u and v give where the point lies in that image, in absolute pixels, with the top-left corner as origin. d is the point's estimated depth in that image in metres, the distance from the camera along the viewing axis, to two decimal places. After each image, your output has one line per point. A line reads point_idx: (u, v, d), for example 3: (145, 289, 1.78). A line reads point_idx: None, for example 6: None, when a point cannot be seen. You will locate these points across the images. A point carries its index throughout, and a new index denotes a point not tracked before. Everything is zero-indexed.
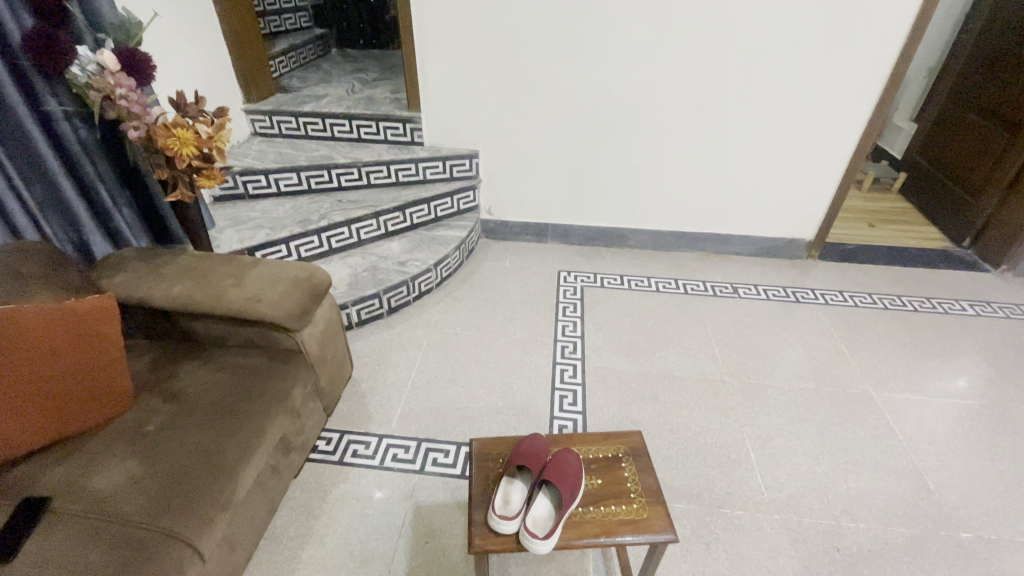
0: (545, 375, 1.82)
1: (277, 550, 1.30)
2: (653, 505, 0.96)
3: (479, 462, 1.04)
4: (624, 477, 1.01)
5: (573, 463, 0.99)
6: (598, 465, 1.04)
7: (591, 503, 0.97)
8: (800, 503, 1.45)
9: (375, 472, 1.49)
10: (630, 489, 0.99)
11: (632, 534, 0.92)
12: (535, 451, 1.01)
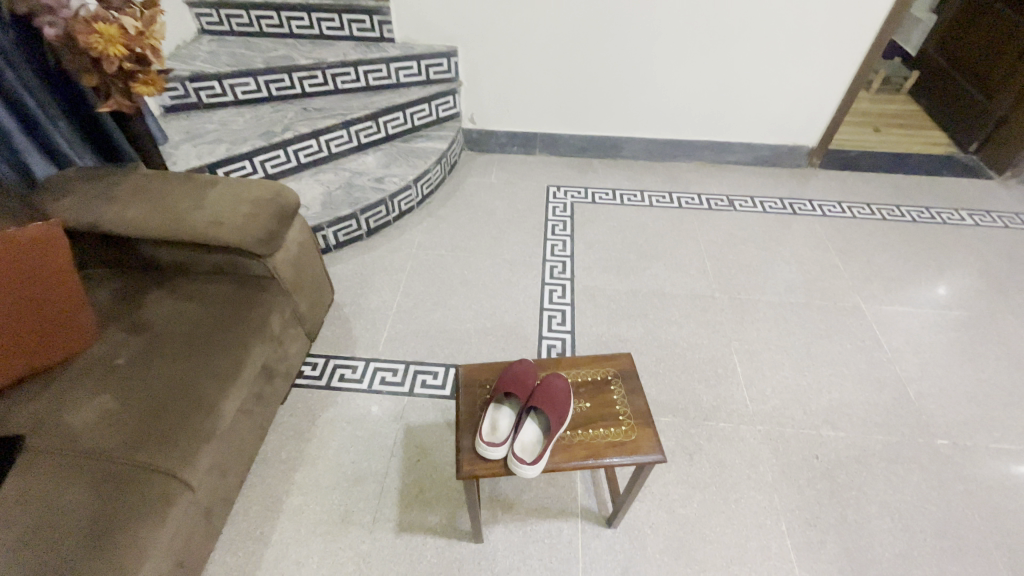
0: (534, 295, 1.78)
1: (271, 472, 1.32)
2: (642, 426, 0.95)
3: (466, 389, 1.01)
4: (614, 400, 0.99)
5: (563, 390, 0.96)
6: (587, 388, 1.01)
7: (579, 426, 0.95)
8: (784, 414, 1.49)
9: (363, 396, 1.48)
10: (619, 412, 0.97)
11: (620, 456, 0.91)
12: (524, 377, 0.98)
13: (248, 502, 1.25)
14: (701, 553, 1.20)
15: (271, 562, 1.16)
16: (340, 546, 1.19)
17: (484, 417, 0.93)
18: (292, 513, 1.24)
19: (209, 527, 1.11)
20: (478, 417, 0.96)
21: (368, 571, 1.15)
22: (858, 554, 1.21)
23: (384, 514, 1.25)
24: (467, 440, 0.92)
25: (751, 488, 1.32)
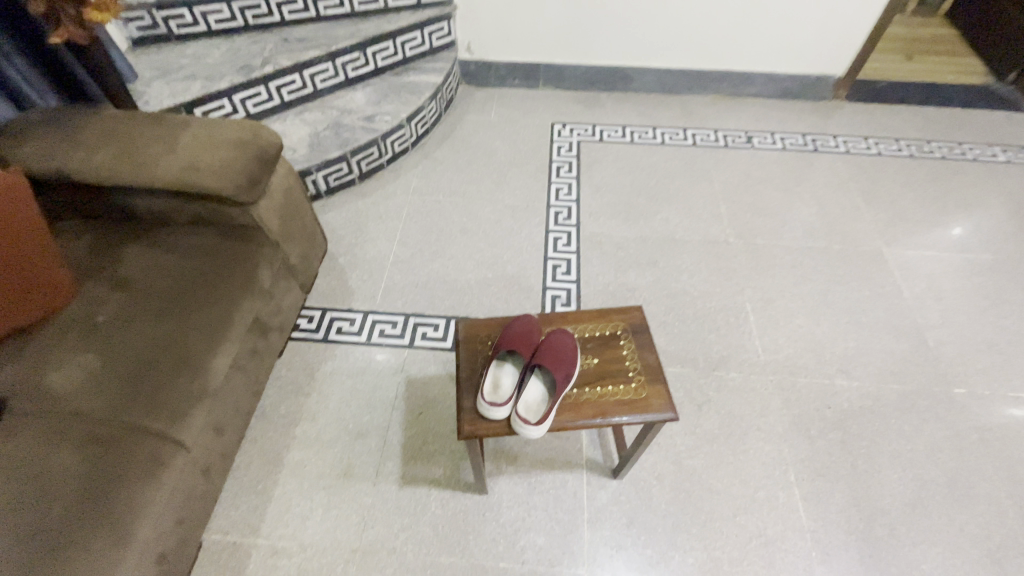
0: (537, 243, 1.69)
1: (271, 427, 1.29)
2: (653, 384, 0.89)
3: (466, 346, 0.95)
4: (624, 355, 0.92)
5: (569, 348, 0.89)
6: (595, 344, 0.94)
7: (587, 384, 0.89)
8: (797, 364, 1.43)
9: (362, 349, 1.43)
10: (629, 368, 0.91)
11: (629, 414, 0.85)
12: (526, 335, 0.92)
13: (249, 457, 1.24)
14: (708, 503, 1.19)
15: (275, 516, 1.16)
16: (344, 499, 1.18)
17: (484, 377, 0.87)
18: (294, 468, 1.23)
19: (209, 483, 1.10)
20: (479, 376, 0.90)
21: (373, 523, 1.15)
22: (867, 503, 1.19)
23: (387, 467, 1.23)
24: (467, 400, 0.87)
25: (760, 439, 1.28)
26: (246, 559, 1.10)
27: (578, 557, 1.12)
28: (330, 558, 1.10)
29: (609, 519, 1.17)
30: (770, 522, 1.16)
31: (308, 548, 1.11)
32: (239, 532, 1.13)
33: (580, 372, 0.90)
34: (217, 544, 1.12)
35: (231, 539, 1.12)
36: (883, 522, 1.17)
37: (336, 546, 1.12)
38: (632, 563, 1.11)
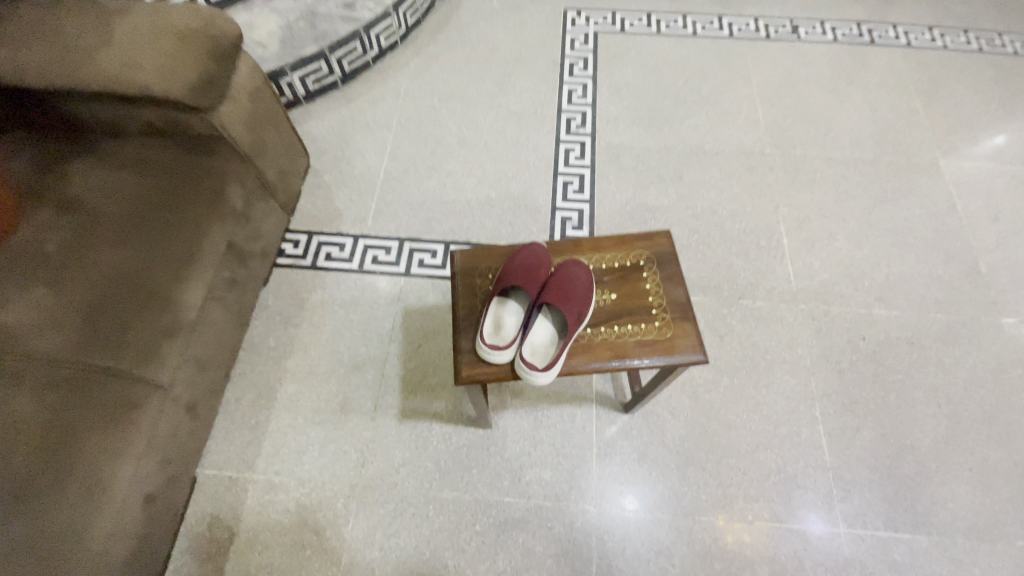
0: (546, 156, 1.49)
1: (260, 361, 1.21)
2: (679, 322, 0.76)
3: (464, 280, 0.82)
4: (647, 291, 0.79)
5: (584, 284, 0.77)
6: (613, 276, 0.81)
7: (602, 324, 0.77)
8: (831, 291, 1.30)
9: (354, 277, 1.31)
10: (653, 306, 0.78)
11: (650, 358, 0.74)
12: (534, 268, 0.79)
13: (239, 391, 1.17)
14: (725, 439, 1.11)
15: (270, 451, 1.11)
16: (341, 434, 1.12)
17: (485, 315, 0.75)
18: (287, 403, 1.16)
19: (197, 421, 1.05)
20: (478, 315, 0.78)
21: (373, 458, 1.10)
22: (896, 441, 1.12)
23: (386, 401, 1.16)
24: (464, 342, 0.76)
25: (785, 373, 1.19)
26: (243, 494, 1.07)
27: (586, 492, 1.07)
28: (329, 493, 1.07)
29: (620, 455, 1.10)
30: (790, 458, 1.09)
31: (306, 483, 1.08)
32: (234, 467, 1.09)
33: (594, 310, 0.78)
34: (213, 480, 1.08)
35: (226, 474, 1.09)
36: (911, 460, 1.10)
37: (335, 482, 1.08)
38: (643, 499, 1.06)
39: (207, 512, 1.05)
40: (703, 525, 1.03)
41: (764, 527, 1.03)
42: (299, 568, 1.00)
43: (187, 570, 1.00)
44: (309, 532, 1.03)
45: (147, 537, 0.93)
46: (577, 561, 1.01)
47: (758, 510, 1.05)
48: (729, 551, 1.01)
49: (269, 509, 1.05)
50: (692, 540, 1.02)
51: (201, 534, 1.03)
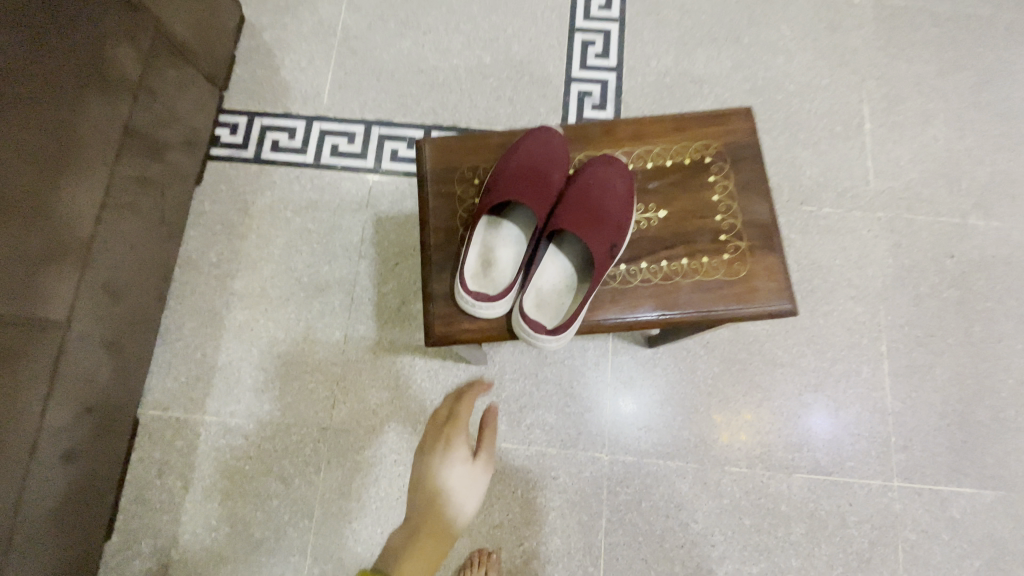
0: (559, 6, 1.11)
1: (201, 280, 0.98)
2: (758, 256, 0.54)
3: (438, 186, 0.58)
4: (715, 205, 0.56)
5: (618, 203, 0.54)
6: (666, 182, 0.57)
7: (645, 255, 0.55)
8: (917, 196, 1.02)
9: (310, 173, 1.03)
10: (722, 228, 0.55)
11: (711, 309, 0.53)
12: (543, 178, 0.56)
13: (179, 317, 0.96)
14: (769, 378, 0.92)
15: (222, 389, 0.93)
16: (305, 370, 0.93)
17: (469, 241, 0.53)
18: (238, 332, 0.95)
19: (122, 358, 0.85)
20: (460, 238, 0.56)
21: (344, 398, 0.92)
22: (974, 382, 0.93)
23: (357, 331, 0.95)
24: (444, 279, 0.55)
25: (849, 298, 0.96)
26: (195, 439, 0.91)
27: (598, 438, 0.89)
28: (294, 438, 0.90)
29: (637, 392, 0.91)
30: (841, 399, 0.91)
31: (267, 426, 0.91)
32: (181, 407, 0.92)
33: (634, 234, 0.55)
34: (158, 421, 0.92)
35: (173, 415, 0.92)
36: (987, 404, 0.92)
37: (301, 424, 0.91)
38: (665, 447, 0.89)
39: (155, 457, 0.91)
40: (733, 478, 0.88)
41: (805, 479, 0.88)
42: (266, 519, 0.87)
43: (140, 520, 0.88)
44: (274, 481, 0.89)
45: (77, 494, 0.78)
46: (585, 515, 0.86)
47: (800, 461, 0.88)
48: (762, 506, 0.87)
49: (226, 454, 0.90)
50: (719, 493, 0.87)
51: (152, 481, 0.90)
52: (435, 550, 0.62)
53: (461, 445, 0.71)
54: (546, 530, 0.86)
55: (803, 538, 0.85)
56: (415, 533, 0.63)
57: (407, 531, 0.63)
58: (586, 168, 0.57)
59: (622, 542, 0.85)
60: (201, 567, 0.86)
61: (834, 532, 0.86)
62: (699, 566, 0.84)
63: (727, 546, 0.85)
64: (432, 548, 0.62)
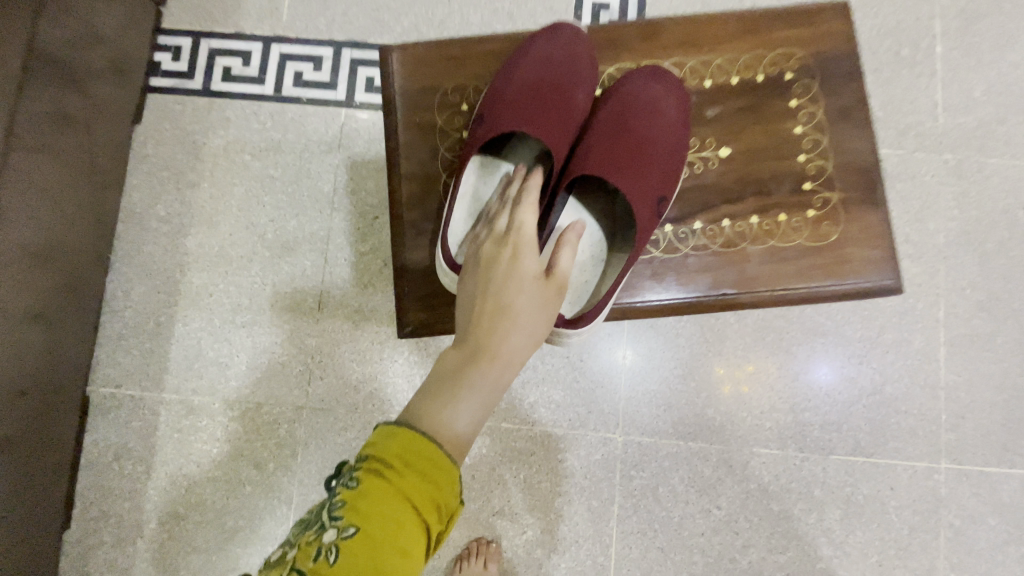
0: None
1: (149, 237, 0.84)
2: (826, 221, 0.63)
3: (417, 100, 0.64)
4: (795, 150, 0.63)
5: (661, 143, 0.61)
6: (739, 121, 0.64)
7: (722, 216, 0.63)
8: (991, 135, 0.86)
9: (271, 109, 0.86)
10: (800, 181, 0.63)
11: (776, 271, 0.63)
12: (572, 105, 0.62)
13: (126, 282, 0.83)
14: (807, 349, 0.80)
15: (181, 364, 0.81)
16: (275, 341, 0.81)
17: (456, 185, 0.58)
18: (196, 298, 0.82)
19: (55, 333, 0.71)
20: (452, 152, 0.64)
21: (321, 373, 0.80)
22: None
23: (334, 297, 0.82)
24: (438, 194, 0.63)
25: (903, 257, 0.83)
26: (154, 419, 0.80)
27: (612, 417, 0.79)
28: (267, 418, 0.80)
29: (626, 353, 0.80)
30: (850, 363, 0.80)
31: (236, 404, 0.80)
32: (136, 383, 0.81)
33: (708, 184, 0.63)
34: (110, 400, 0.80)
35: (127, 393, 0.81)
36: None
37: (274, 403, 0.80)
38: (687, 427, 0.79)
39: (111, 440, 0.80)
40: (763, 461, 0.78)
41: (841, 461, 0.78)
42: (239, 506, 0.78)
43: (99, 509, 0.78)
44: (247, 466, 0.79)
45: (22, 492, 0.67)
46: (595, 501, 0.77)
47: (838, 441, 0.78)
48: (793, 491, 0.77)
49: (190, 436, 0.80)
50: (746, 477, 0.78)
51: (108, 467, 0.79)
52: (498, 389, 0.46)
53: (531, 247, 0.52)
54: (552, 516, 0.77)
55: (837, 524, 0.77)
56: (468, 365, 0.46)
57: (459, 362, 0.46)
58: (635, 97, 0.63)
59: (635, 531, 0.77)
60: (172, 559, 0.77)
61: (871, 518, 0.77)
62: (721, 555, 0.76)
63: (752, 534, 0.77)
64: (491, 381, 0.46)
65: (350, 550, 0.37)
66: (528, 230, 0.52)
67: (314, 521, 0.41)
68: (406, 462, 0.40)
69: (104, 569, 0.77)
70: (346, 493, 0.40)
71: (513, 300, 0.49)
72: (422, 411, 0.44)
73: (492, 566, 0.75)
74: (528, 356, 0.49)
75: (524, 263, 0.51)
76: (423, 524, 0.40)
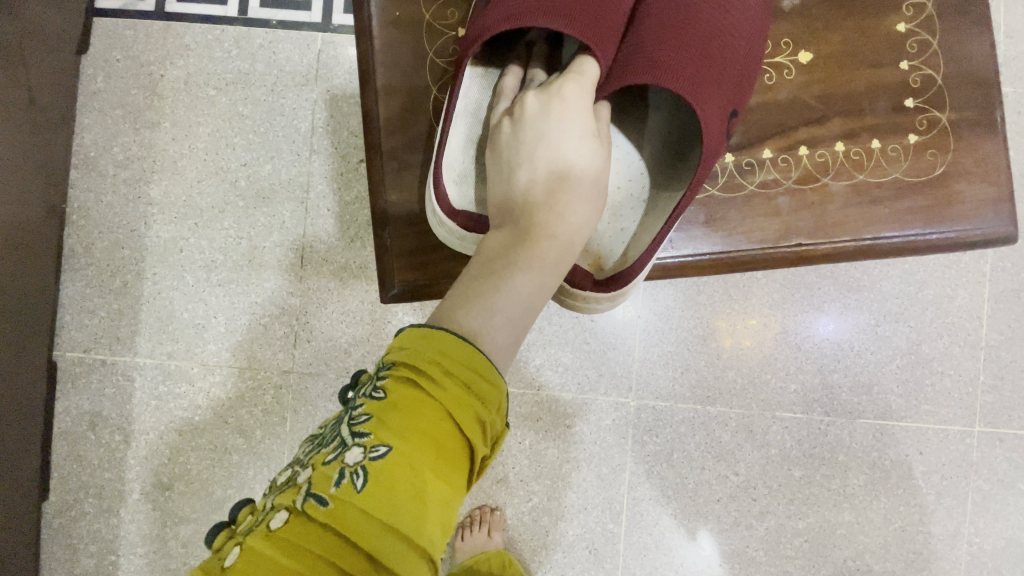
0: None
1: (105, 185, 0.74)
2: (925, 146, 0.55)
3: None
4: (896, 56, 0.55)
5: (733, 42, 0.51)
6: (827, 16, 0.55)
7: (804, 141, 0.55)
8: None
9: (236, 33, 0.74)
10: (901, 97, 0.55)
11: (861, 205, 0.55)
12: None
13: (85, 237, 0.74)
14: (838, 305, 0.73)
15: (154, 325, 0.74)
16: (255, 301, 0.74)
17: (454, 101, 0.50)
18: (165, 254, 0.74)
19: (23, 301, 0.63)
20: (443, 62, 0.54)
21: (307, 336, 0.74)
22: None
23: (317, 251, 0.74)
24: (427, 117, 0.53)
25: None
26: (129, 385, 0.74)
27: (624, 380, 0.73)
28: (250, 383, 0.74)
29: (624, 312, 0.73)
30: (841, 332, 0.73)
31: (216, 369, 0.74)
32: (106, 347, 0.74)
33: (788, 100, 0.54)
34: (80, 365, 0.74)
35: (97, 358, 0.74)
36: None
37: (258, 368, 0.74)
38: (702, 389, 0.73)
39: (84, 408, 0.74)
40: (785, 425, 0.73)
41: (869, 426, 0.73)
42: (228, 475, 0.74)
43: (77, 478, 0.73)
44: (231, 434, 0.74)
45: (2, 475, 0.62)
46: (606, 468, 0.73)
47: (866, 404, 0.73)
48: (816, 456, 0.73)
49: (170, 403, 0.74)
50: (767, 443, 0.73)
51: (84, 436, 0.74)
52: (557, 270, 0.41)
53: (579, 113, 0.46)
54: (559, 484, 0.73)
55: (860, 490, 0.73)
56: (520, 245, 0.40)
57: (508, 241, 0.40)
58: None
59: (648, 498, 0.73)
60: (159, 528, 0.73)
61: (897, 483, 0.73)
62: (737, 522, 0.73)
63: (771, 500, 0.73)
64: (549, 260, 0.40)
65: (381, 472, 0.32)
66: (572, 93, 0.46)
67: (333, 438, 0.35)
68: (447, 369, 0.34)
69: (89, 539, 0.73)
70: (372, 407, 0.34)
71: (563, 174, 0.43)
72: (468, 292, 0.38)
73: (497, 534, 0.72)
74: (585, 240, 0.44)
75: (572, 131, 0.45)
76: (465, 445, 0.34)
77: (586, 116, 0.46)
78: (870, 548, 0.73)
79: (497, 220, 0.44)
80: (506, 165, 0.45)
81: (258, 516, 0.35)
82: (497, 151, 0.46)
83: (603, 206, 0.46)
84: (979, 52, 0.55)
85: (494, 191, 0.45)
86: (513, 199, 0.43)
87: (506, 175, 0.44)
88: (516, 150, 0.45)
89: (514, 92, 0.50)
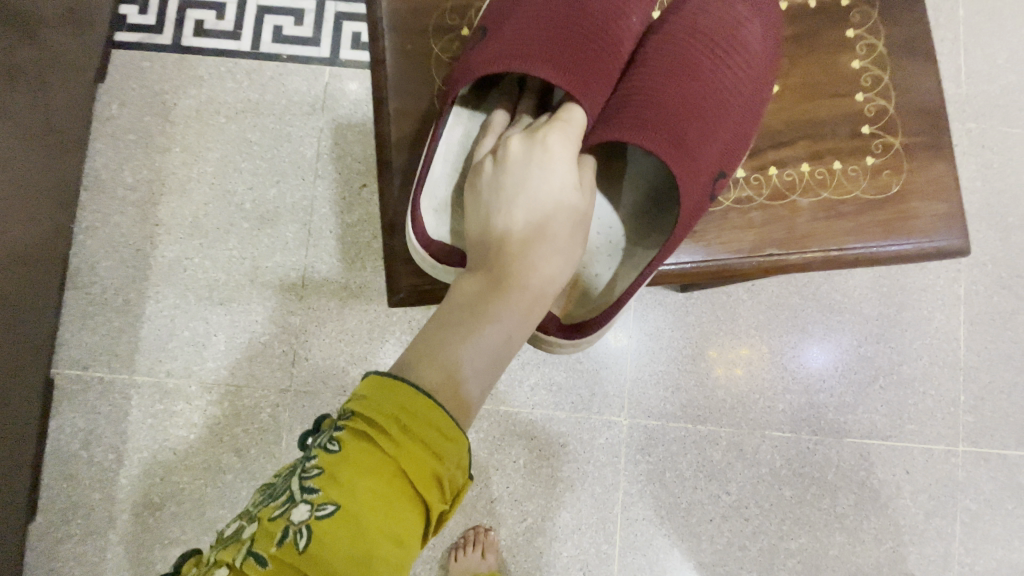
0: None
1: (113, 206, 0.77)
2: (882, 166, 0.59)
3: (405, 21, 0.58)
4: (852, 87, 0.59)
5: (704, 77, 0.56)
6: (791, 52, 0.60)
7: (774, 162, 0.59)
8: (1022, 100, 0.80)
9: (248, 66, 0.79)
10: (857, 125, 0.59)
11: (828, 219, 0.58)
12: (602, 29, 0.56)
13: (90, 256, 0.76)
14: (822, 327, 0.76)
15: (154, 343, 0.75)
16: (255, 320, 0.75)
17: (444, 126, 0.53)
18: (169, 273, 0.76)
19: (27, 316, 0.64)
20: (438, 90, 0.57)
21: (305, 354, 0.75)
22: None
23: (318, 272, 0.76)
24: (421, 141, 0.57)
25: None
26: (126, 403, 0.74)
27: (616, 399, 0.74)
28: (247, 402, 0.74)
29: (616, 332, 0.75)
30: (825, 353, 0.76)
31: (213, 387, 0.75)
32: (104, 364, 0.75)
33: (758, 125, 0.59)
34: (77, 383, 0.74)
35: (95, 375, 0.74)
36: None
37: (255, 386, 0.75)
38: (692, 407, 0.74)
39: (78, 426, 0.74)
40: (774, 444, 0.74)
41: (856, 445, 0.75)
42: (220, 495, 0.73)
43: (66, 498, 0.73)
44: (226, 453, 0.74)
45: None
46: (599, 487, 0.73)
47: (852, 424, 0.75)
48: (806, 475, 0.74)
49: (166, 420, 0.74)
50: (757, 462, 0.74)
51: (76, 454, 0.73)
52: (528, 317, 0.43)
53: (559, 164, 0.48)
54: (553, 504, 0.73)
55: (850, 509, 0.74)
56: (494, 293, 0.42)
57: (484, 287, 0.42)
58: (702, 39, 0.58)
59: (641, 518, 0.73)
60: (146, 551, 0.72)
61: (886, 503, 0.74)
62: (730, 542, 0.73)
63: (764, 520, 0.73)
64: (521, 309, 0.42)
65: (324, 532, 0.33)
66: (554, 145, 0.49)
67: (283, 490, 0.36)
68: (404, 425, 0.35)
69: (75, 562, 0.72)
70: (325, 461, 0.35)
71: (540, 224, 0.46)
72: (438, 338, 0.39)
73: (490, 556, 0.70)
74: (557, 288, 0.46)
75: (551, 181, 0.47)
76: (419, 502, 0.35)
77: (565, 168, 0.49)
78: (863, 569, 0.73)
79: (473, 262, 0.46)
80: (485, 209, 0.47)
81: (202, 567, 0.36)
82: (477, 194, 0.48)
83: (578, 253, 0.48)
84: (935, 90, 0.60)
85: (474, 230, 0.47)
86: (495, 239, 0.45)
87: (485, 218, 0.47)
88: (496, 197, 0.47)
89: (497, 133, 0.53)
